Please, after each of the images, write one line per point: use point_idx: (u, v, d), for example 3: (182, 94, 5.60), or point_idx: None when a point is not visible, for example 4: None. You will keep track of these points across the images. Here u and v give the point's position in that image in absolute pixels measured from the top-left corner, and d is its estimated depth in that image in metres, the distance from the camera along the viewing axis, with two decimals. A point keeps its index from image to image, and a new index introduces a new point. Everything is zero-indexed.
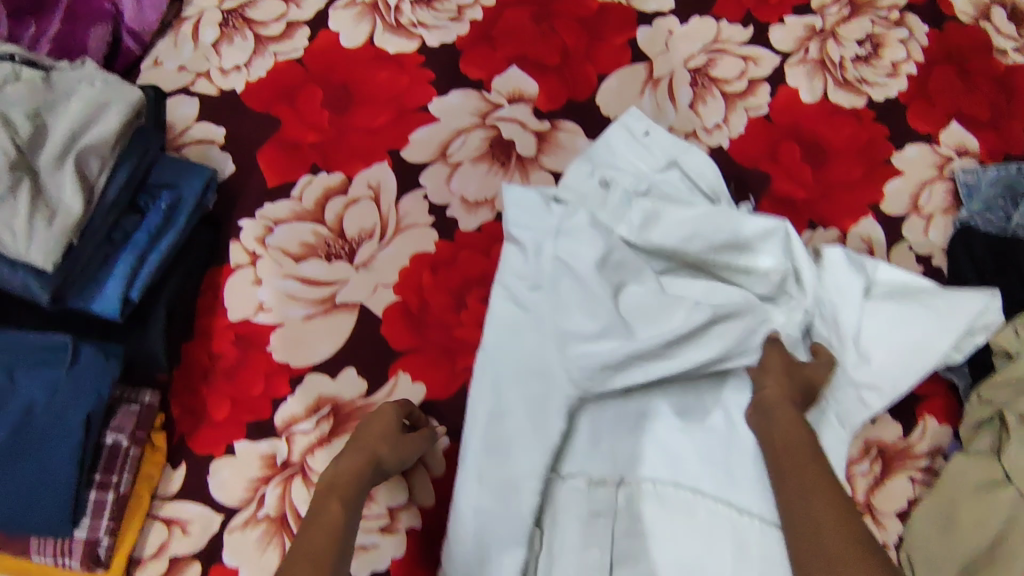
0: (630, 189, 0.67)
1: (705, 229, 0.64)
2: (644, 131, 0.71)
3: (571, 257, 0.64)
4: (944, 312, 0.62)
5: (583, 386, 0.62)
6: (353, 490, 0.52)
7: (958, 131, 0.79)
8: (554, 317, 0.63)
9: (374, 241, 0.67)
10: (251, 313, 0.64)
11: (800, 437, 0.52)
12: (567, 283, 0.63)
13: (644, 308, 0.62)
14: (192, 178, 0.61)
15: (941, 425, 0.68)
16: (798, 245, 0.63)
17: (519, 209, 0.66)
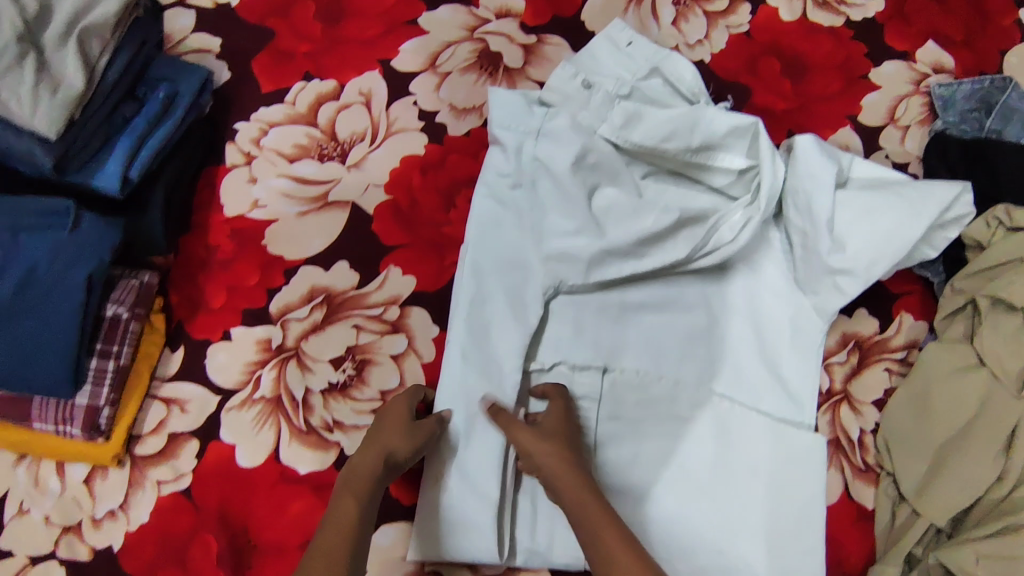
0: (613, 91, 0.69)
1: (682, 129, 0.67)
2: (627, 41, 0.72)
3: (548, 157, 0.66)
4: (917, 200, 0.63)
5: (555, 268, 0.64)
6: (366, 491, 0.54)
7: (934, 50, 0.81)
8: (534, 215, 0.66)
9: (366, 143, 0.69)
10: (246, 210, 0.66)
11: (591, 504, 0.54)
12: (544, 184, 0.65)
13: (618, 208, 0.66)
14: (189, 76, 0.64)
15: (917, 322, 0.69)
16: (765, 141, 0.66)
17: (503, 108, 0.68)
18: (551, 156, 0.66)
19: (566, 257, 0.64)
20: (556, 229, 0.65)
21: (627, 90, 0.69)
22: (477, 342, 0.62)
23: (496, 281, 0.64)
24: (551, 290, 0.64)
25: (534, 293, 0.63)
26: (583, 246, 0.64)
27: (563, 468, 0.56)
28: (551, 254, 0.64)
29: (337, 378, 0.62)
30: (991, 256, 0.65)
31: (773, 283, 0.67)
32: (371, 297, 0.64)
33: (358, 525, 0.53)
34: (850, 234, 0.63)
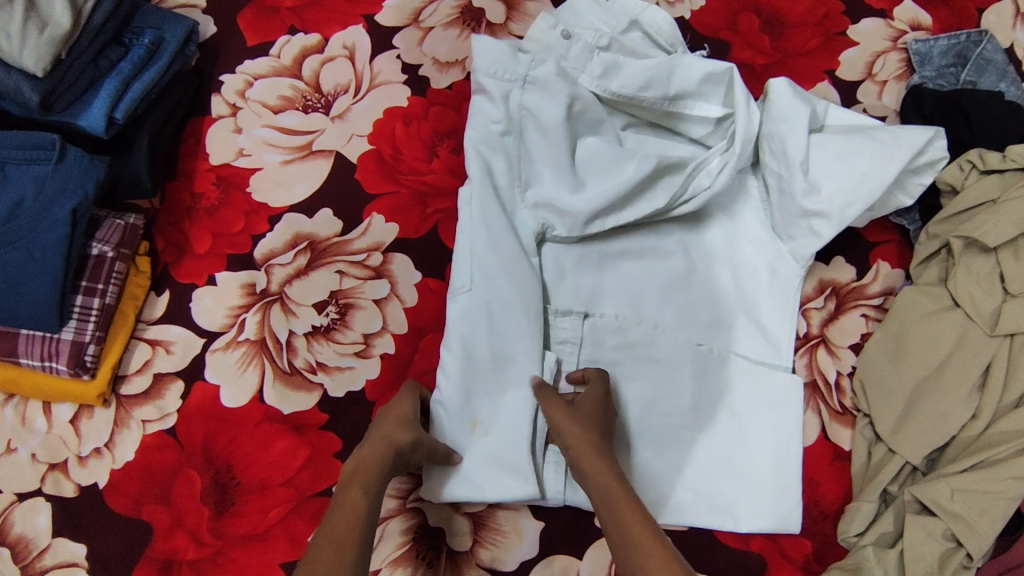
0: (592, 42, 0.70)
1: (659, 78, 0.68)
2: None
3: (536, 107, 0.66)
4: (889, 143, 0.65)
5: (544, 215, 0.66)
6: (376, 483, 0.52)
7: (911, 8, 0.83)
8: (519, 163, 0.66)
9: (349, 95, 0.70)
10: (231, 158, 0.67)
11: (619, 493, 0.52)
12: (531, 132, 0.66)
13: (599, 156, 0.67)
14: (174, 25, 0.64)
15: (893, 269, 0.70)
16: (739, 87, 0.67)
17: (488, 53, 0.67)
18: (538, 106, 0.66)
19: (548, 204, 0.65)
20: (542, 179, 0.66)
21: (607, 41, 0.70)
22: (479, 286, 0.61)
23: (490, 224, 0.63)
24: (538, 233, 0.66)
25: (528, 243, 0.65)
26: (574, 204, 0.65)
27: (595, 455, 0.54)
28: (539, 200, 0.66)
29: (321, 321, 0.62)
30: (963, 199, 0.65)
31: (752, 231, 0.69)
32: (354, 244, 0.65)
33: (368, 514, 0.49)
34: (827, 179, 0.64)
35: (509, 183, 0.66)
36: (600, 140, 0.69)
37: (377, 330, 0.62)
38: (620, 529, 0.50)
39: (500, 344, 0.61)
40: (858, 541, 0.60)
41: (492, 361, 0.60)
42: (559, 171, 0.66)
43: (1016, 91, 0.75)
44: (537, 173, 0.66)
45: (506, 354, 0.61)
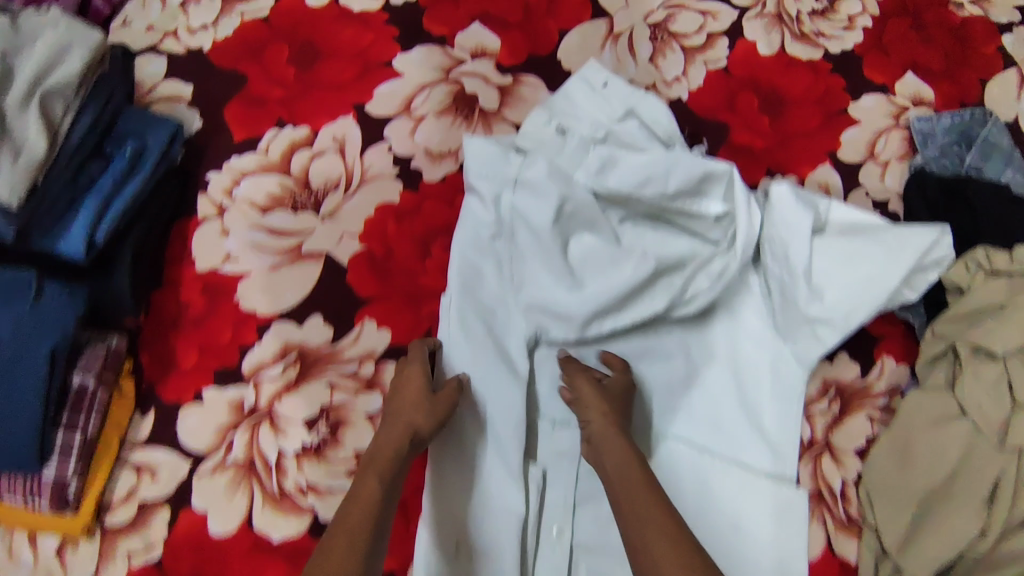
0: (587, 136, 0.69)
1: (657, 175, 0.66)
2: (602, 82, 0.72)
3: (525, 209, 0.64)
4: (894, 246, 0.63)
5: (537, 318, 0.63)
6: (390, 467, 0.54)
7: (913, 82, 0.81)
8: (512, 266, 0.65)
9: (340, 191, 0.68)
10: (217, 263, 0.65)
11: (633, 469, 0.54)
12: (522, 234, 0.64)
13: (596, 255, 0.65)
14: (157, 129, 0.63)
15: (898, 365, 0.70)
16: (740, 187, 0.66)
17: (479, 159, 0.67)
18: (529, 208, 0.64)
19: (545, 308, 0.63)
20: (534, 283, 0.64)
21: (602, 134, 0.69)
22: (471, 404, 0.62)
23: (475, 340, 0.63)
24: (531, 338, 0.64)
25: (515, 347, 0.63)
26: (571, 307, 0.63)
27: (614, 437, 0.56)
28: (533, 304, 0.63)
29: (311, 439, 0.61)
30: (968, 302, 0.64)
31: (753, 328, 0.67)
32: (345, 353, 0.63)
33: (380, 500, 0.51)
34: (832, 284, 0.63)
35: (500, 287, 0.65)
36: (597, 237, 0.66)
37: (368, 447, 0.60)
38: (630, 505, 0.52)
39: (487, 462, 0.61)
40: None
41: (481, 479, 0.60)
42: (554, 274, 0.63)
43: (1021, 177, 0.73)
44: (530, 272, 0.64)
45: (494, 473, 0.60)
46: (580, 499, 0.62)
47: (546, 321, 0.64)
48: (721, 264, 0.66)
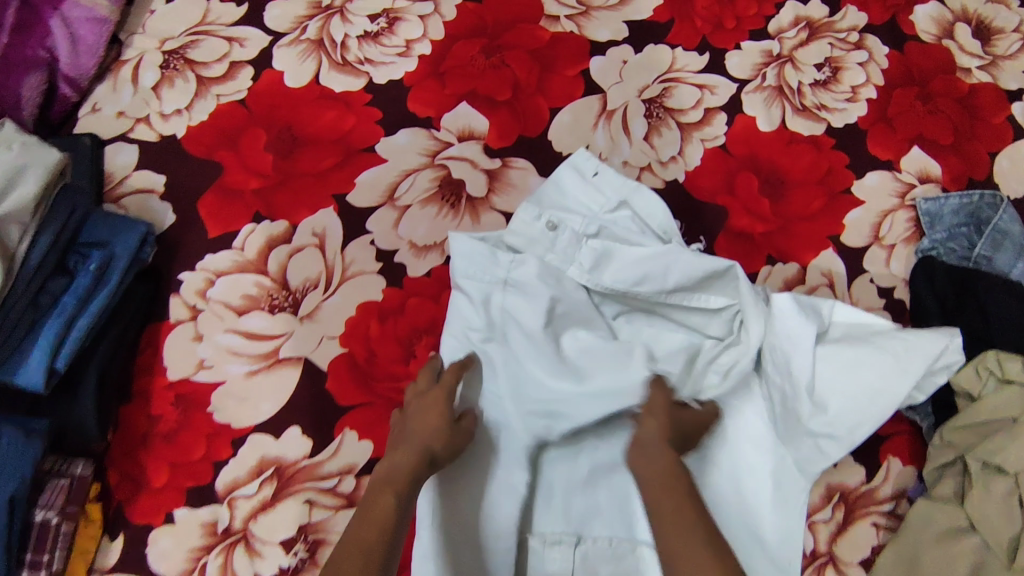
0: (579, 231, 0.66)
1: (657, 272, 0.64)
2: (593, 170, 0.68)
3: (519, 311, 0.61)
4: (902, 354, 0.59)
5: (536, 428, 0.60)
6: (406, 483, 0.51)
7: (919, 157, 0.77)
8: (507, 370, 0.61)
9: (319, 291, 0.65)
10: (190, 372, 0.62)
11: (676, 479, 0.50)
12: (516, 336, 0.61)
13: (597, 351, 0.61)
14: (126, 234, 0.59)
15: (905, 467, 0.66)
16: (745, 283, 0.62)
17: (467, 263, 0.63)
18: (523, 310, 0.61)
19: (551, 414, 0.60)
20: (532, 392, 0.60)
21: (595, 229, 0.66)
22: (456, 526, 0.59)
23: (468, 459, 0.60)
24: (532, 447, 0.60)
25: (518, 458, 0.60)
26: (576, 414, 0.59)
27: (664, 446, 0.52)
28: (533, 410, 0.60)
29: (288, 562, 0.58)
30: (981, 411, 0.61)
31: (754, 427, 0.61)
32: (324, 467, 0.60)
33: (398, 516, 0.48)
34: (838, 396, 0.59)
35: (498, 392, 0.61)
36: (599, 334, 0.63)
37: None
38: (666, 515, 0.48)
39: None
40: None
41: None
42: (555, 378, 0.60)
43: None
44: (530, 374, 0.60)
45: None
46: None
47: (549, 428, 0.60)
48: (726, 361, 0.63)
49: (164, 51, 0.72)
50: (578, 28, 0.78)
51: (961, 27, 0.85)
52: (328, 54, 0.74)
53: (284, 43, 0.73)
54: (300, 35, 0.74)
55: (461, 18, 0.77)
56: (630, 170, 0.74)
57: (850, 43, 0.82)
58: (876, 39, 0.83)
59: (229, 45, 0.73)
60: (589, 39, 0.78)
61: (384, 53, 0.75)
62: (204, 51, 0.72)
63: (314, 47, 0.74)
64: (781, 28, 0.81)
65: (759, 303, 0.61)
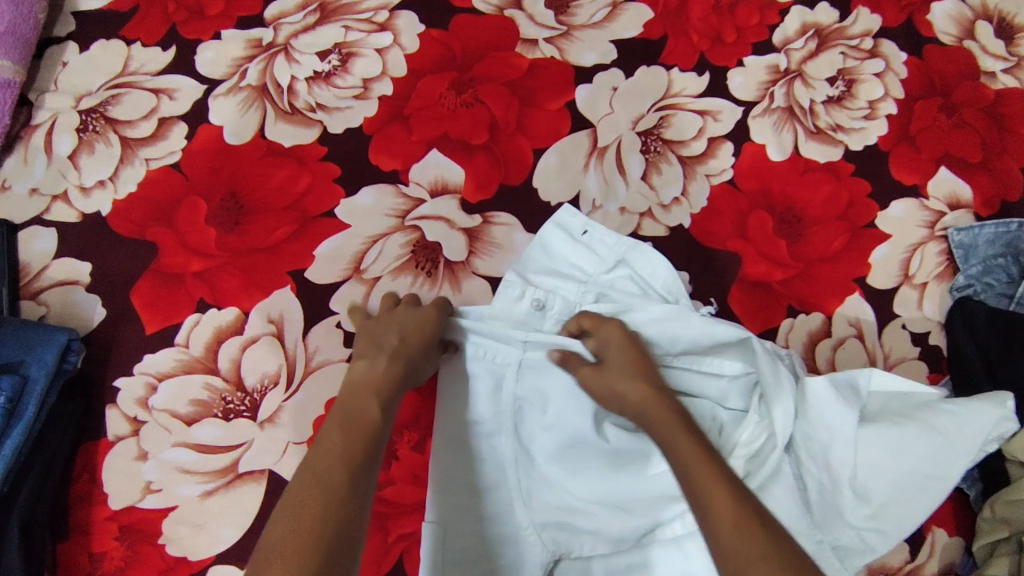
0: (571, 302, 0.58)
1: (659, 340, 0.57)
2: (582, 228, 0.60)
3: (531, 401, 0.55)
4: (953, 434, 0.52)
5: (552, 538, 0.53)
6: (384, 391, 0.49)
7: (947, 178, 0.70)
8: (518, 474, 0.54)
9: (280, 389, 0.56)
10: (136, 498, 0.53)
11: (664, 413, 0.49)
12: (524, 432, 0.54)
13: (628, 453, 0.53)
14: (42, 349, 0.51)
15: (950, 537, 0.59)
16: (761, 349, 0.54)
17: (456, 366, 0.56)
18: (541, 399, 0.55)
19: (566, 524, 0.53)
20: (544, 498, 0.53)
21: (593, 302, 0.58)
22: None
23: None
24: (550, 562, 0.53)
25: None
26: (607, 525, 0.53)
27: (639, 391, 0.51)
28: (548, 520, 0.53)
29: None
30: None
31: (784, 513, 0.53)
32: None
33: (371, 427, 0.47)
34: (885, 488, 0.52)
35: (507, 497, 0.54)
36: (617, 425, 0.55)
37: None
38: (677, 442, 0.47)
39: None
40: None
41: None
42: (576, 483, 0.53)
43: None
44: (544, 477, 0.54)
45: None
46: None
47: (567, 540, 0.53)
48: (745, 436, 0.53)
49: (81, 110, 0.62)
50: (560, 52, 0.69)
51: (983, 25, 0.76)
52: (274, 101, 0.64)
53: (221, 91, 0.63)
54: (239, 80, 0.64)
55: (426, 49, 0.67)
56: (628, 217, 0.65)
57: (864, 51, 0.74)
58: (892, 44, 0.74)
59: (156, 99, 0.63)
60: (574, 65, 0.69)
61: (338, 95, 0.65)
62: (128, 107, 0.62)
63: (257, 93, 0.64)
64: (787, 38, 0.73)
65: (787, 381, 0.53)
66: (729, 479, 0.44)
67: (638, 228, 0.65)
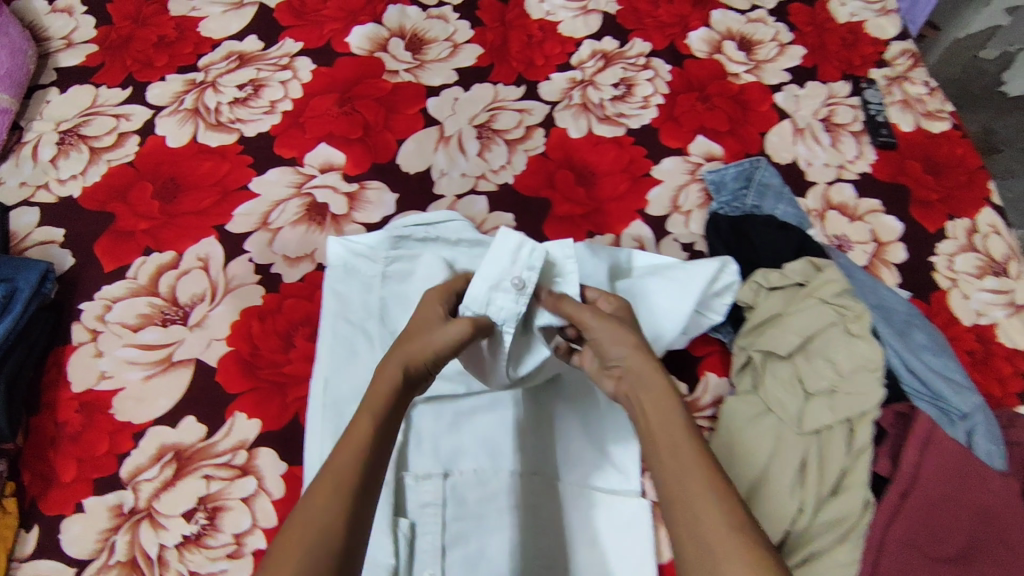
0: (412, 237, 0.80)
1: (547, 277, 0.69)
2: (453, 222, 0.81)
3: (395, 294, 0.77)
4: (684, 278, 0.75)
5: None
6: (397, 401, 0.53)
7: (703, 143, 0.96)
8: (382, 341, 0.74)
9: (205, 303, 0.76)
10: (93, 383, 0.71)
11: (663, 401, 0.54)
12: (394, 311, 0.76)
13: None
14: (28, 271, 0.71)
15: (719, 379, 0.79)
16: None
17: (342, 278, 0.78)
18: (401, 293, 0.76)
19: None
20: None
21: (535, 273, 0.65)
22: None
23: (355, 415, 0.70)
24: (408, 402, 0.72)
25: None
26: (449, 372, 0.74)
27: (644, 360, 0.57)
28: None
29: (190, 530, 0.66)
30: (758, 316, 0.76)
31: None
32: (218, 446, 0.70)
33: (377, 449, 0.50)
34: (647, 320, 0.75)
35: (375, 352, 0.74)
36: None
37: (247, 528, 0.67)
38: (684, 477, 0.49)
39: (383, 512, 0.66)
40: None
41: None
42: None
43: (791, 209, 0.88)
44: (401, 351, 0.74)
45: None
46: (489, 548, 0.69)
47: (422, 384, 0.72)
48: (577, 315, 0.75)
49: (60, 131, 0.85)
50: (414, 77, 0.96)
51: (728, 44, 1.07)
52: (203, 118, 0.88)
53: (165, 114, 0.88)
54: (178, 106, 0.89)
55: (316, 80, 0.93)
56: (466, 180, 0.89)
57: (640, 65, 1.02)
58: (660, 60, 1.03)
59: (116, 121, 0.87)
60: (425, 85, 0.95)
61: (250, 112, 0.89)
62: (95, 127, 0.86)
63: (191, 114, 0.88)
64: (582, 60, 1.01)
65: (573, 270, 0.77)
66: (720, 489, 0.47)
67: (474, 186, 0.89)
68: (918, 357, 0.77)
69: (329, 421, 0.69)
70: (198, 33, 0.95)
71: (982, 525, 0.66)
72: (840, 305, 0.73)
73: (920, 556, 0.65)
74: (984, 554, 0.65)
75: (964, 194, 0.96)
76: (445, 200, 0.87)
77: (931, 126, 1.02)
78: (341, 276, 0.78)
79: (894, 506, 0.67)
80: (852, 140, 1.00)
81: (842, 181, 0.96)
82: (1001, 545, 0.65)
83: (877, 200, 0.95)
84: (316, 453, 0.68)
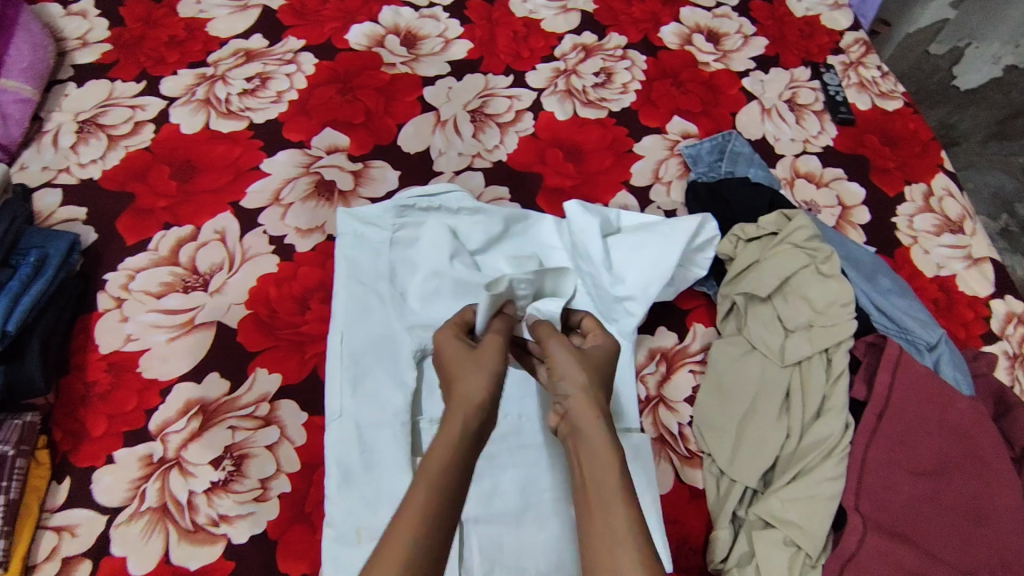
0: (417, 207, 0.86)
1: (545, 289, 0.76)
2: (454, 193, 0.87)
3: (405, 258, 0.82)
4: (668, 232, 0.82)
5: (419, 335, 0.76)
6: (457, 456, 0.54)
7: (680, 123, 1.04)
8: (393, 298, 0.79)
9: (224, 271, 0.81)
10: (120, 345, 0.76)
11: (603, 454, 0.55)
12: (404, 272, 0.81)
13: (467, 282, 0.79)
14: (57, 241, 0.77)
15: (706, 328, 0.86)
16: (550, 225, 0.87)
17: (353, 244, 0.82)
18: (411, 256, 0.82)
19: (430, 326, 0.77)
20: (416, 313, 0.78)
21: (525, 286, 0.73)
22: (374, 409, 0.72)
23: (373, 363, 0.75)
24: (419, 352, 0.76)
25: (406, 359, 0.75)
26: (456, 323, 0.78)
27: (588, 404, 0.58)
28: (416, 323, 0.77)
29: (218, 476, 0.69)
30: (738, 265, 0.84)
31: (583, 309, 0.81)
32: (241, 400, 0.74)
33: (441, 504, 0.51)
34: (635, 274, 0.82)
35: (387, 306, 0.78)
36: (465, 265, 0.81)
37: (272, 473, 0.70)
38: (616, 540, 0.49)
39: (402, 449, 0.70)
40: (724, 565, 0.70)
41: (363, 473, 0.69)
42: (441, 308, 0.78)
43: (762, 172, 0.97)
44: (412, 308, 0.79)
45: (377, 462, 0.69)
46: (501, 485, 0.73)
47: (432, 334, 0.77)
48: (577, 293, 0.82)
49: (79, 121, 0.91)
50: (410, 69, 1.03)
51: (697, 37, 1.16)
52: (214, 108, 0.94)
53: (178, 104, 0.94)
54: (191, 97, 0.95)
55: (320, 72, 1.00)
56: (462, 158, 0.95)
57: (618, 56, 1.11)
58: (637, 51, 1.12)
59: (132, 111, 0.93)
60: (420, 76, 1.02)
61: (258, 102, 0.96)
62: (112, 117, 0.92)
63: (202, 104, 0.94)
64: (565, 52, 1.09)
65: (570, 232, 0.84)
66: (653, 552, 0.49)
67: (471, 164, 0.95)
68: (885, 298, 0.84)
69: (349, 370, 0.74)
70: (206, 33, 1.02)
71: (953, 442, 0.71)
72: (811, 249, 0.82)
73: (900, 470, 0.70)
74: (957, 467, 0.70)
75: (918, 162, 1.05)
76: (444, 176, 0.93)
77: (886, 105, 1.11)
78: (351, 240, 0.82)
79: (873, 427, 0.72)
80: (815, 118, 1.09)
81: (808, 154, 1.05)
82: (969, 458, 0.70)
83: (840, 169, 1.04)
84: (338, 399, 0.72)
